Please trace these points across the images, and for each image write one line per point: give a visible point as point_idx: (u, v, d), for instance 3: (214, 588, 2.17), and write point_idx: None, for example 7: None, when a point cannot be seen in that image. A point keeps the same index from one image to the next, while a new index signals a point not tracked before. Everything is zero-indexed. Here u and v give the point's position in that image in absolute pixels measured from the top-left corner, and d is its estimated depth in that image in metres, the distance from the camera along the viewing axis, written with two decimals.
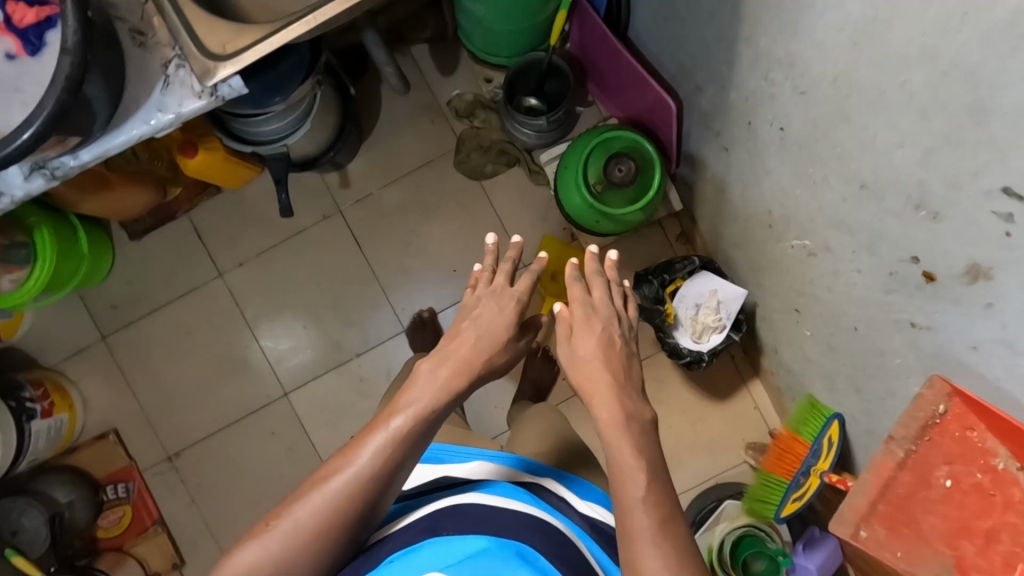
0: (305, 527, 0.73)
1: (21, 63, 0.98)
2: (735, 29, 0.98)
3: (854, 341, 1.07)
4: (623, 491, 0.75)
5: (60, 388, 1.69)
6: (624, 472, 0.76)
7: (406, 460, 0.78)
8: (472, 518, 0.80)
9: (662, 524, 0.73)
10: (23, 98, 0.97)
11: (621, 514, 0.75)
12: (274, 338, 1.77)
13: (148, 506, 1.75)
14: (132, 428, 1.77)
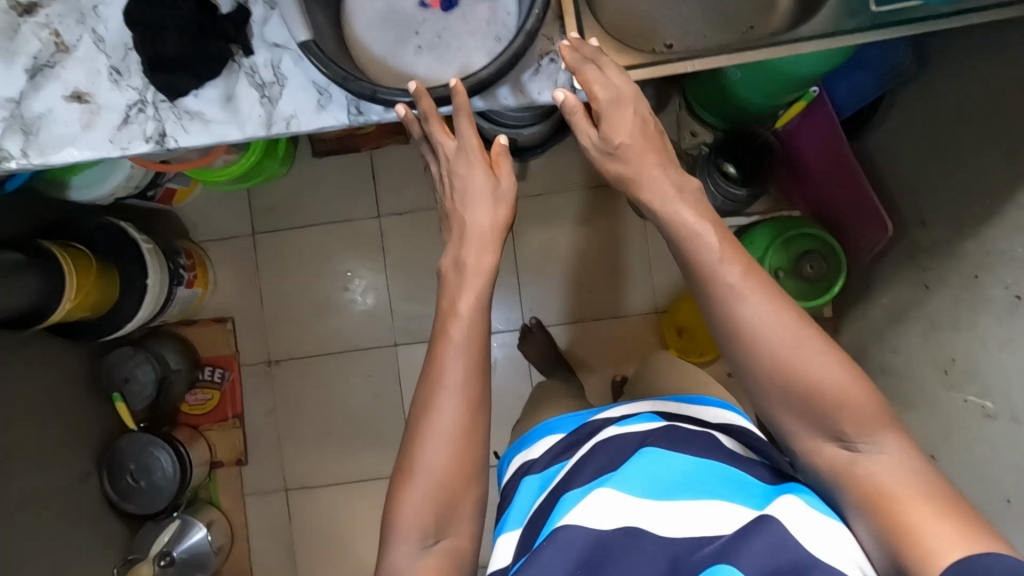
0: (433, 471, 0.83)
1: (431, 14, 0.97)
2: (1012, 191, 1.02)
3: (997, 511, 1.10)
4: (742, 322, 0.79)
5: (203, 265, 1.77)
6: (716, 284, 0.81)
7: (478, 362, 0.86)
8: (615, 455, 0.88)
9: (781, 322, 0.78)
10: (419, 44, 0.96)
11: (744, 342, 0.79)
12: (403, 290, 1.83)
13: (234, 399, 1.82)
14: (246, 323, 1.84)
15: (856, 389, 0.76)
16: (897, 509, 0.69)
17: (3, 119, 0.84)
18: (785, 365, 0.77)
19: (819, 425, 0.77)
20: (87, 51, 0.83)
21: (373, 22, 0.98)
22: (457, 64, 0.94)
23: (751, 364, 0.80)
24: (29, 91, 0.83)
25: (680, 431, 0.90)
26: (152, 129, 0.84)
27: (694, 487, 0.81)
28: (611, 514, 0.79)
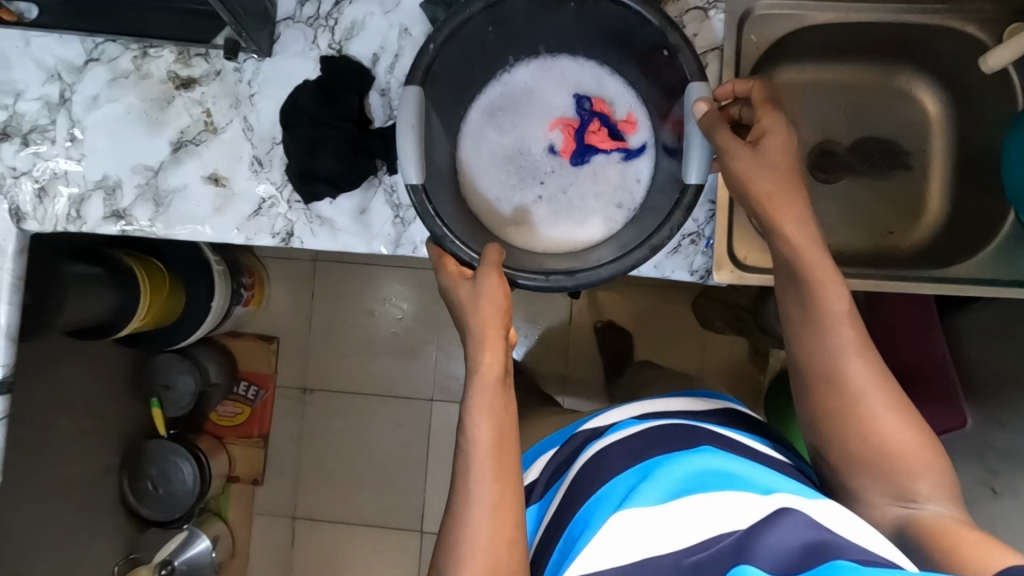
0: (478, 516, 0.71)
1: (559, 161, 1.03)
2: None
3: None
4: (835, 333, 0.77)
5: (260, 283, 1.77)
6: (823, 327, 0.77)
7: (496, 406, 0.77)
8: (613, 472, 0.83)
9: (870, 372, 0.76)
10: (537, 188, 1.03)
11: (824, 351, 0.77)
12: (450, 348, 1.82)
13: (263, 419, 1.82)
14: (291, 346, 1.84)
15: (921, 446, 0.74)
16: (949, 538, 0.66)
17: (137, 185, 0.83)
18: (862, 419, 0.75)
19: (880, 475, 0.74)
20: (233, 137, 0.83)
21: (502, 152, 1.04)
22: (563, 219, 1.02)
23: (835, 410, 0.77)
24: (168, 164, 0.83)
25: (673, 430, 0.86)
26: (280, 226, 0.84)
27: (699, 477, 0.75)
28: (638, 534, 0.70)
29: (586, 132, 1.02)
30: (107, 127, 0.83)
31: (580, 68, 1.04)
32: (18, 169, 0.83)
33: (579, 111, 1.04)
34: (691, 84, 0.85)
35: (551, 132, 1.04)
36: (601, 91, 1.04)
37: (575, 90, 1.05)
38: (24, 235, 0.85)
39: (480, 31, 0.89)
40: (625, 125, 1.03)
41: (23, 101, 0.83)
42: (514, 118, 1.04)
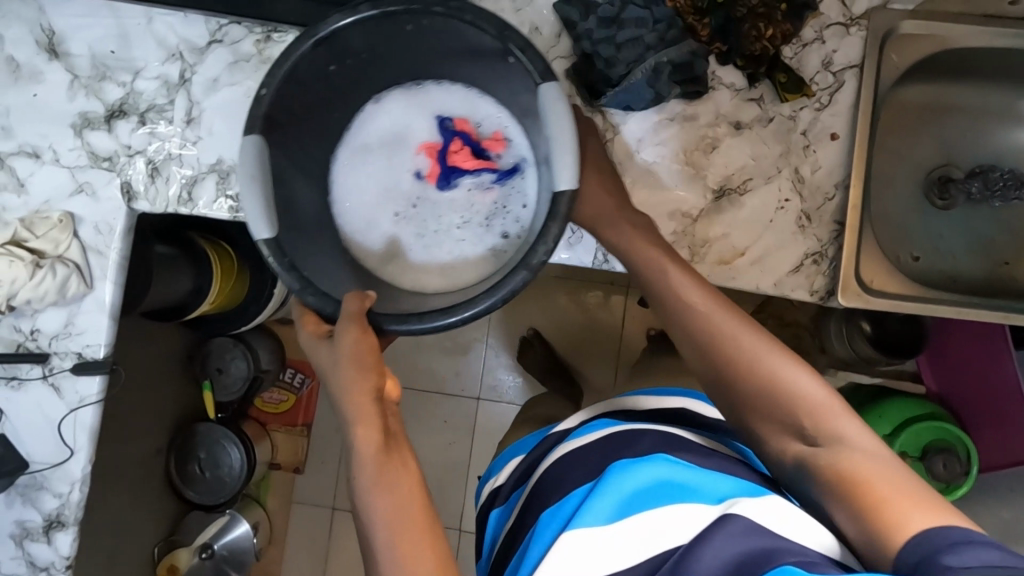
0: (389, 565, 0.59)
1: (422, 191, 0.83)
2: None
3: None
4: (712, 323, 0.66)
5: None
6: (682, 299, 0.68)
7: (372, 472, 0.63)
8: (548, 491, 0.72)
9: (731, 323, 0.65)
10: (398, 211, 0.83)
11: (686, 336, 0.67)
12: None
13: (308, 407, 1.82)
14: None
15: (798, 372, 0.61)
16: (861, 491, 0.53)
17: None
18: (754, 371, 0.62)
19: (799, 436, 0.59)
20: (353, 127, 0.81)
21: (358, 178, 0.83)
22: (431, 250, 0.81)
23: (716, 376, 0.65)
24: None
25: (620, 436, 0.73)
26: None
27: (647, 488, 0.62)
28: (579, 563, 0.58)
29: (447, 155, 0.83)
30: (225, 109, 0.82)
31: (428, 97, 0.84)
32: (133, 147, 0.83)
33: (441, 130, 0.83)
34: (542, 85, 0.66)
35: (414, 156, 0.84)
36: (468, 109, 0.83)
37: (433, 112, 0.84)
38: (133, 214, 0.84)
39: (319, 72, 0.72)
40: (490, 145, 0.82)
41: (142, 79, 0.82)
42: (368, 141, 0.83)
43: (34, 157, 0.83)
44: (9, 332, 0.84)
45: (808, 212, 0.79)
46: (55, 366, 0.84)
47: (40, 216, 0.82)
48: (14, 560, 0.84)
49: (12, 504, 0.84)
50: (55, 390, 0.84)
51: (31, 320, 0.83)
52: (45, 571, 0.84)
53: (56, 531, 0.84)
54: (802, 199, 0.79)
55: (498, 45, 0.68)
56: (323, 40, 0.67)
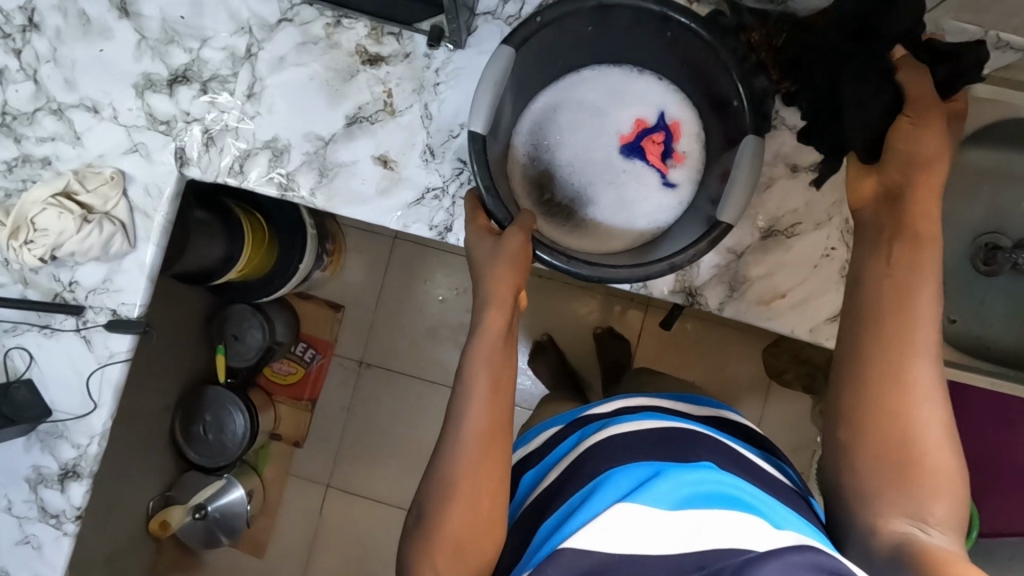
0: (451, 510, 0.62)
1: (609, 154, 0.83)
2: None
3: None
4: (914, 287, 0.56)
5: (339, 250, 1.77)
6: (873, 298, 0.57)
7: (479, 408, 0.66)
8: (621, 455, 0.67)
9: (908, 343, 0.54)
10: (572, 161, 0.83)
11: (896, 291, 0.56)
12: None
13: (316, 383, 1.83)
14: (356, 316, 1.85)
15: (944, 439, 0.53)
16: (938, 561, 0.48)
17: (306, 153, 0.83)
18: (907, 414, 0.54)
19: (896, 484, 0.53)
20: (411, 121, 0.82)
21: (561, 120, 0.84)
22: (624, 220, 0.83)
23: (852, 397, 0.56)
24: (340, 136, 0.83)
25: (684, 436, 0.69)
26: (439, 219, 0.82)
27: (707, 493, 0.57)
28: (623, 535, 0.54)
29: (647, 138, 0.82)
30: (288, 88, 0.82)
31: (657, 86, 0.83)
32: (192, 114, 0.83)
33: (659, 118, 0.82)
34: (748, 135, 0.69)
35: (626, 115, 0.83)
36: (663, 109, 0.82)
37: (653, 102, 0.83)
38: (183, 180, 0.85)
39: (551, 44, 0.74)
40: (673, 155, 0.82)
41: (209, 48, 0.83)
42: (583, 87, 0.83)
43: (93, 113, 0.84)
44: (49, 281, 0.85)
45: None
46: (89, 320, 0.85)
47: (93, 170, 0.83)
48: (26, 503, 0.85)
49: (31, 449, 0.85)
50: (86, 343, 0.85)
51: (70, 272, 0.84)
52: (55, 518, 0.85)
53: (70, 481, 0.85)
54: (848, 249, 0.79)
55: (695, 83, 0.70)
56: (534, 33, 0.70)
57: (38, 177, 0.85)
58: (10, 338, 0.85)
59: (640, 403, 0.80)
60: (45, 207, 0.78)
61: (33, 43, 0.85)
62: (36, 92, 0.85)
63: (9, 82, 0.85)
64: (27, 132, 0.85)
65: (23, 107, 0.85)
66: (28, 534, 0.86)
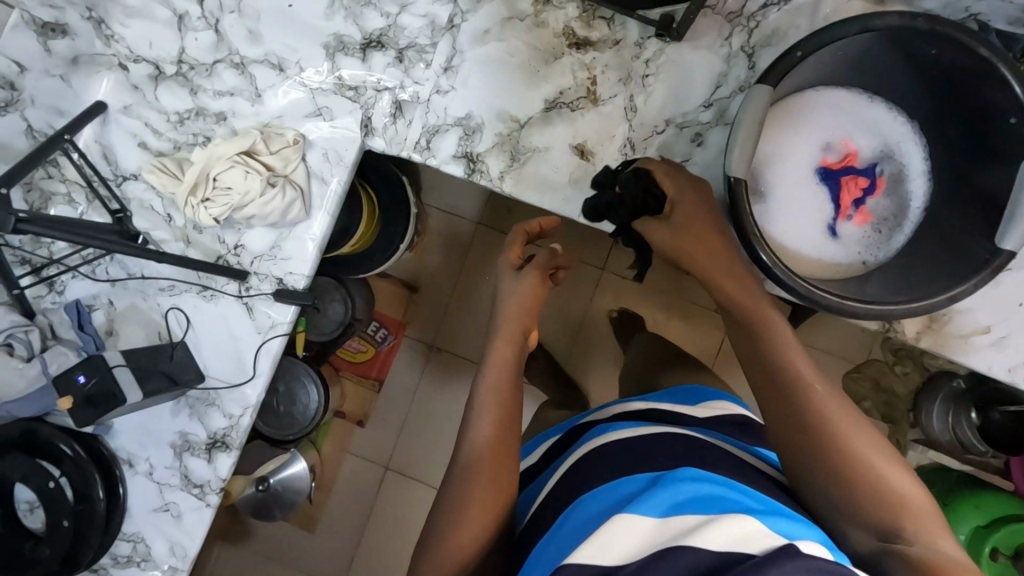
0: (469, 515, 0.60)
1: (802, 172, 0.74)
2: None
3: None
4: (771, 341, 0.63)
5: (422, 229, 1.69)
6: (779, 361, 0.62)
7: (484, 415, 0.65)
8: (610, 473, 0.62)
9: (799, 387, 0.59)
10: (772, 164, 0.74)
11: (763, 351, 0.63)
12: None
13: (385, 363, 1.77)
14: (430, 299, 1.80)
15: (884, 456, 0.55)
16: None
17: (498, 134, 0.79)
18: (845, 456, 0.55)
19: (870, 521, 0.53)
20: (614, 112, 0.78)
21: (786, 121, 0.74)
22: (791, 234, 0.74)
23: (788, 455, 0.59)
24: (536, 121, 0.79)
25: (660, 437, 0.66)
26: None
27: (697, 500, 0.53)
28: (623, 548, 0.49)
29: (849, 175, 0.74)
30: (487, 65, 0.78)
31: (895, 122, 0.73)
32: (384, 83, 0.79)
33: (873, 167, 0.74)
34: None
35: (855, 138, 0.74)
36: (888, 158, 0.74)
37: (883, 138, 0.74)
38: (364, 149, 0.81)
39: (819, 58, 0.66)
40: (862, 213, 0.74)
41: (408, 14, 0.78)
42: (822, 101, 0.74)
43: (278, 71, 0.80)
44: (213, 242, 0.81)
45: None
46: (252, 287, 0.81)
47: (274, 131, 0.79)
48: (169, 470, 0.82)
49: (179, 413, 0.82)
50: (248, 310, 0.81)
51: (237, 235, 0.81)
52: (199, 488, 0.82)
53: (218, 451, 0.82)
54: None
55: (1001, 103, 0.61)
56: (818, 46, 0.61)
57: (211, 132, 0.81)
58: (167, 297, 0.82)
59: (628, 413, 0.77)
60: (231, 165, 0.75)
61: None
62: (218, 42, 0.81)
63: (190, 29, 0.81)
64: (204, 84, 0.81)
65: (202, 57, 0.81)
66: (168, 502, 0.82)
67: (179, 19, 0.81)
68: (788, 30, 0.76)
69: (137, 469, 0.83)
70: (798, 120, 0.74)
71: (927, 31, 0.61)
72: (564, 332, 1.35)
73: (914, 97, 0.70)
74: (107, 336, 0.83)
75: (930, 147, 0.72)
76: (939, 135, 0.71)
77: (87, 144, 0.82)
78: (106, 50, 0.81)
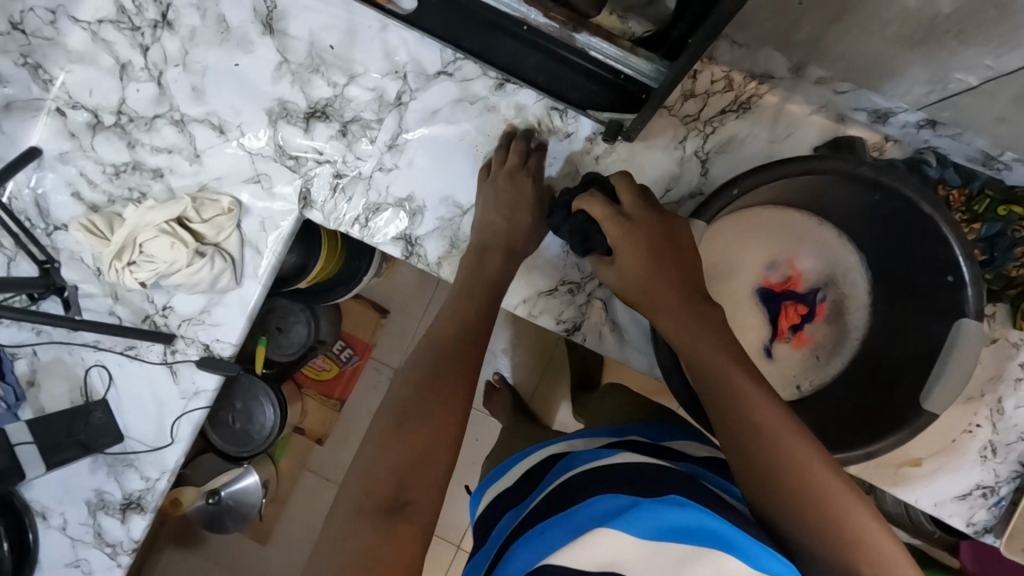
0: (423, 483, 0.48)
1: (745, 290, 0.72)
2: None
3: None
4: (718, 360, 0.53)
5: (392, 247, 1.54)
6: (732, 384, 0.52)
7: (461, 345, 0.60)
8: (570, 499, 0.54)
9: (751, 410, 0.50)
10: (715, 281, 0.72)
11: (705, 369, 0.53)
12: None
13: (350, 383, 1.60)
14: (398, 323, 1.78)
15: (854, 496, 0.48)
16: None
17: (440, 219, 0.77)
18: (816, 499, 0.47)
19: (836, 556, 0.46)
20: None
21: (733, 239, 0.72)
22: None
23: (759, 499, 0.49)
24: None
25: (650, 466, 0.56)
26: (568, 315, 0.77)
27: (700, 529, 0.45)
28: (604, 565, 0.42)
29: (790, 301, 0.73)
30: (432, 147, 0.76)
31: (843, 250, 0.72)
32: (326, 154, 0.77)
33: (812, 291, 0.73)
34: (960, 319, 0.58)
35: (800, 259, 0.73)
36: (833, 284, 0.73)
37: (830, 265, 0.72)
38: (302, 219, 0.79)
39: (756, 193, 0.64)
40: (800, 336, 0.73)
41: (355, 86, 0.76)
42: (771, 221, 0.72)
43: (219, 132, 0.78)
44: (141, 301, 0.79)
45: (995, 444, 0.74)
46: (178, 350, 0.79)
47: (209, 197, 0.77)
48: (82, 526, 0.81)
49: (97, 471, 0.80)
50: (172, 374, 0.80)
51: (167, 297, 0.79)
52: (111, 548, 0.81)
53: (132, 512, 0.81)
54: (994, 430, 0.74)
55: (938, 260, 0.59)
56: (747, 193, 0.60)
57: (147, 188, 0.79)
58: (91, 353, 0.80)
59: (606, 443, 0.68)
60: (158, 233, 0.73)
61: (162, 41, 0.77)
62: (160, 95, 0.78)
63: (132, 79, 0.78)
64: (143, 138, 0.79)
65: (142, 110, 0.78)
66: (79, 558, 0.81)
67: (122, 68, 0.78)
68: (743, 140, 0.73)
69: (51, 522, 0.81)
70: (744, 236, 0.72)
71: (870, 179, 0.58)
72: (528, 369, 1.34)
73: (859, 229, 0.69)
74: (29, 386, 0.81)
75: (874, 278, 0.70)
76: (883, 269, 0.69)
77: (18, 189, 0.79)
78: (44, 94, 0.78)
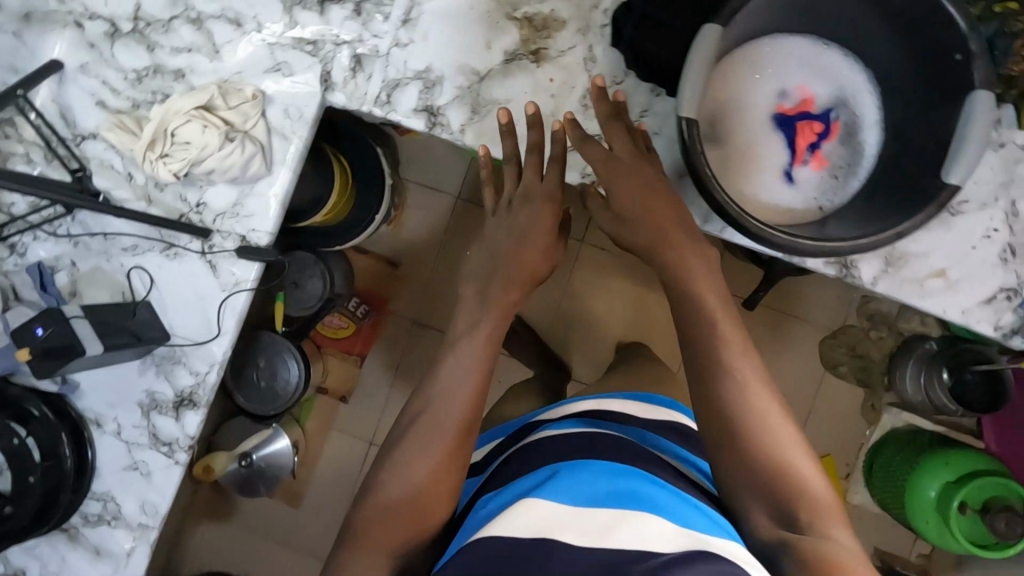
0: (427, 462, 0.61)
1: (761, 116, 0.75)
2: None
3: None
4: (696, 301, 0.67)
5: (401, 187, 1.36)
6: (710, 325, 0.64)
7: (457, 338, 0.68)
8: (529, 461, 0.62)
9: (734, 352, 0.64)
10: (731, 110, 0.75)
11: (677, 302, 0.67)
12: None
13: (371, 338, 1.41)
14: None
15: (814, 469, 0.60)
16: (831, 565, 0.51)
17: (459, 87, 0.79)
18: (779, 458, 0.59)
19: (770, 501, 0.58)
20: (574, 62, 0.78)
21: (745, 68, 0.74)
22: (752, 183, 0.75)
23: (724, 426, 0.61)
24: (497, 74, 0.79)
25: (603, 437, 0.64)
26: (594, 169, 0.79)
27: (608, 492, 0.54)
28: (532, 523, 0.50)
29: (804, 123, 0.75)
30: (445, 17, 0.78)
31: (850, 69, 0.75)
32: (342, 36, 0.79)
33: (824, 111, 0.75)
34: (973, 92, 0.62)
35: (811, 83, 0.75)
36: (843, 104, 0.75)
37: (839, 86, 0.75)
38: (325, 105, 0.81)
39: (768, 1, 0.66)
40: (818, 158, 0.75)
41: None
42: (777, 47, 0.75)
43: (236, 25, 0.80)
44: (175, 199, 0.81)
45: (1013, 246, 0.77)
46: (216, 245, 0.81)
47: (233, 87, 0.79)
48: (136, 429, 0.83)
49: (146, 372, 0.82)
50: (212, 269, 0.81)
51: (199, 193, 0.81)
52: (168, 446, 0.82)
53: (186, 409, 0.82)
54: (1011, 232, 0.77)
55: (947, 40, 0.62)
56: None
57: (170, 89, 0.81)
58: (130, 258, 0.82)
59: (571, 403, 0.75)
60: (189, 119, 0.75)
61: None
62: None
63: None
64: (162, 41, 0.80)
65: (158, 14, 0.80)
66: (137, 461, 0.83)
67: None
68: None
69: (105, 428, 0.83)
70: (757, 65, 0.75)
71: None
72: None
73: (864, 39, 0.71)
74: (71, 297, 0.83)
75: (886, 87, 0.73)
76: (893, 77, 0.72)
77: (44, 105, 0.81)
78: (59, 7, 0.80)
